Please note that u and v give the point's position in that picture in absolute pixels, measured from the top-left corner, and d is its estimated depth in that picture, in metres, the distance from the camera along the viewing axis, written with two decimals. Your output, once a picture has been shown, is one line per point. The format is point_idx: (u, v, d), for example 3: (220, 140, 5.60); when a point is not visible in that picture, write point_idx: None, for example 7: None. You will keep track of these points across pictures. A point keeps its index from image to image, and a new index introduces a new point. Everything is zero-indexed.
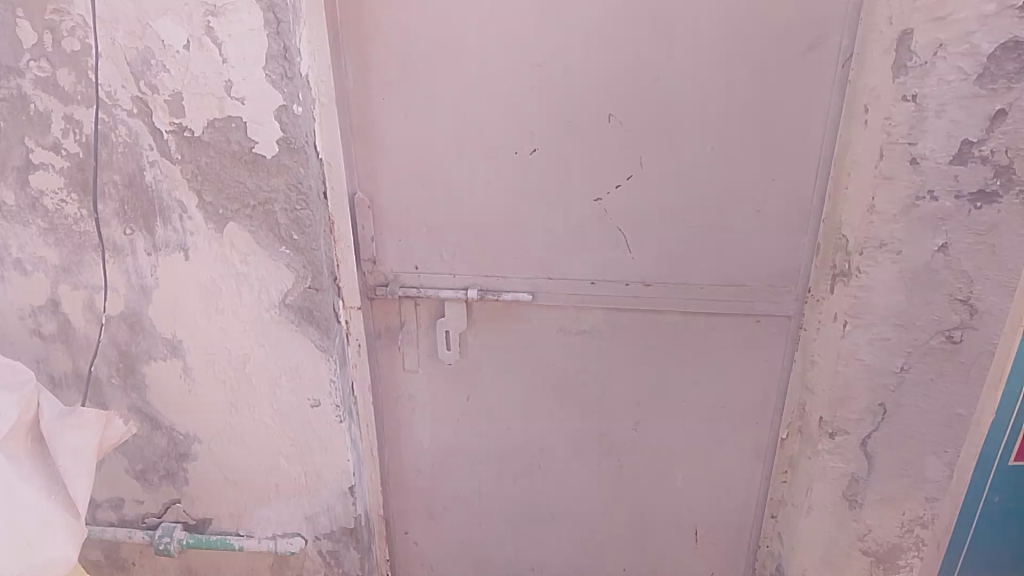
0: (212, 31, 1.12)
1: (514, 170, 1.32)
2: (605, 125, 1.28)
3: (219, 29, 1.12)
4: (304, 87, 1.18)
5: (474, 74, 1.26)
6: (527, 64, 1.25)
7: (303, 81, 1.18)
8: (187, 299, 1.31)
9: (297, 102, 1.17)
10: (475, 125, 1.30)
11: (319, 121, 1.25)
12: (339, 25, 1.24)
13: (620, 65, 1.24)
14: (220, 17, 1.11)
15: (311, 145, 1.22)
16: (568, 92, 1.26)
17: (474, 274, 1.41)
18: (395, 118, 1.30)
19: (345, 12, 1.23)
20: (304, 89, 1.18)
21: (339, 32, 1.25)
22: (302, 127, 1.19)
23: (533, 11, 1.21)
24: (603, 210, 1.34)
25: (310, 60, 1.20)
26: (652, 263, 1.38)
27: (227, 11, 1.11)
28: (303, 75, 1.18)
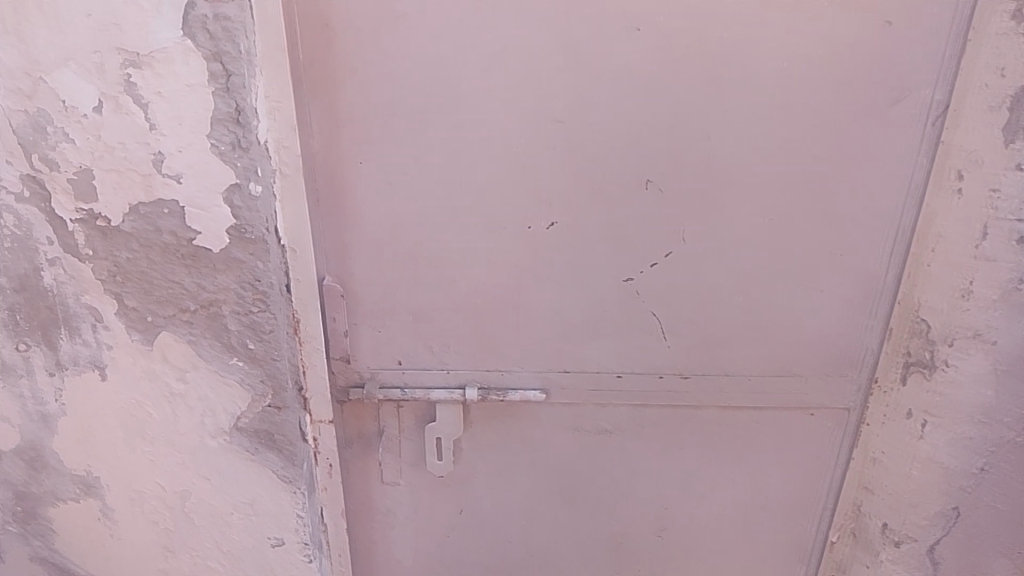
0: (133, 88, 0.82)
1: (523, 246, 1.06)
2: (639, 192, 1.02)
3: (142, 86, 0.82)
4: (264, 158, 0.89)
5: (475, 132, 0.99)
6: (543, 118, 0.98)
7: (261, 150, 0.88)
8: (106, 426, 1.00)
9: (255, 178, 0.88)
10: (476, 193, 1.03)
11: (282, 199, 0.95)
12: (303, 71, 0.96)
13: (660, 119, 0.98)
14: (144, 70, 0.82)
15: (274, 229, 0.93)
16: (594, 153, 1.00)
17: (471, 369, 1.13)
18: (374, 184, 1.03)
19: (308, 57, 0.96)
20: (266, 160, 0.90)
21: (301, 78, 0.96)
22: (263, 211, 0.90)
23: (550, 54, 0.95)
24: (634, 294, 1.08)
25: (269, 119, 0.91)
26: (691, 353, 1.12)
27: (154, 61, 0.81)
28: (264, 142, 0.89)
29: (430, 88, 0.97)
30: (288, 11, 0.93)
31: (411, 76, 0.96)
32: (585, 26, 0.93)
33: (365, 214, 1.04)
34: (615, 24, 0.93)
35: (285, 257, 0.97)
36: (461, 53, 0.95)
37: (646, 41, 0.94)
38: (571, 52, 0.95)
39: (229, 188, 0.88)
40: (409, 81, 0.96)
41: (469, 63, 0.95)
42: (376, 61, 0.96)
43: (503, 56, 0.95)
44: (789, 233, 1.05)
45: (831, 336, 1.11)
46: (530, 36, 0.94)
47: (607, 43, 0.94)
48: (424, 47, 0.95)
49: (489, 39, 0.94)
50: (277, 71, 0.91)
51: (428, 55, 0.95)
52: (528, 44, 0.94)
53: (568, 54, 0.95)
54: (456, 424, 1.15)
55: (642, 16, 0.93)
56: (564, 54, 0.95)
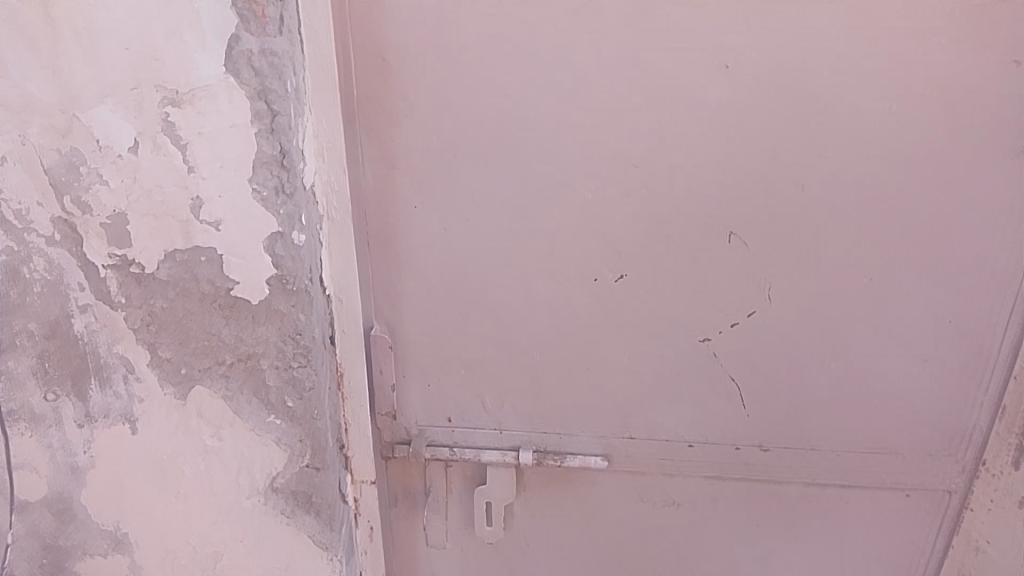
0: (172, 128, 0.75)
1: (590, 299, 0.96)
2: (722, 245, 0.92)
3: (181, 125, 0.75)
4: (307, 205, 0.82)
5: (540, 175, 0.90)
6: (615, 162, 0.89)
7: (306, 196, 0.82)
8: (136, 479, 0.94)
9: (298, 228, 0.81)
10: (540, 241, 0.93)
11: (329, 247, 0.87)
12: (356, 108, 0.89)
13: (747, 166, 0.88)
14: (184, 108, 0.74)
15: (315, 279, 0.85)
16: (672, 201, 0.90)
17: (527, 431, 1.03)
18: (429, 229, 0.95)
19: (365, 92, 0.89)
20: (309, 207, 0.82)
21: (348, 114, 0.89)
22: (304, 261, 0.83)
23: (627, 92, 0.86)
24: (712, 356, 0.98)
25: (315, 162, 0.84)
26: (773, 423, 1.01)
27: (195, 99, 0.74)
28: (307, 188, 0.82)
29: (492, 128, 0.88)
30: (342, 44, 0.85)
31: (473, 114, 0.88)
32: (666, 63, 0.84)
33: (418, 260, 0.96)
34: (701, 61, 0.83)
35: (329, 305, 0.89)
36: (527, 91, 0.86)
37: (735, 80, 0.84)
38: (651, 91, 0.85)
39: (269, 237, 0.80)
40: (468, 120, 0.88)
41: (536, 101, 0.87)
42: (436, 99, 0.88)
43: (574, 94, 0.86)
44: (887, 295, 0.93)
45: (931, 410, 0.99)
46: (604, 73, 0.85)
47: (690, 82, 0.84)
48: (487, 83, 0.86)
49: (559, 75, 0.85)
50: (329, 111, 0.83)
51: (491, 92, 0.87)
52: (602, 82, 0.85)
53: (647, 94, 0.85)
54: (510, 487, 1.06)
55: (731, 52, 0.83)
56: (642, 93, 0.85)
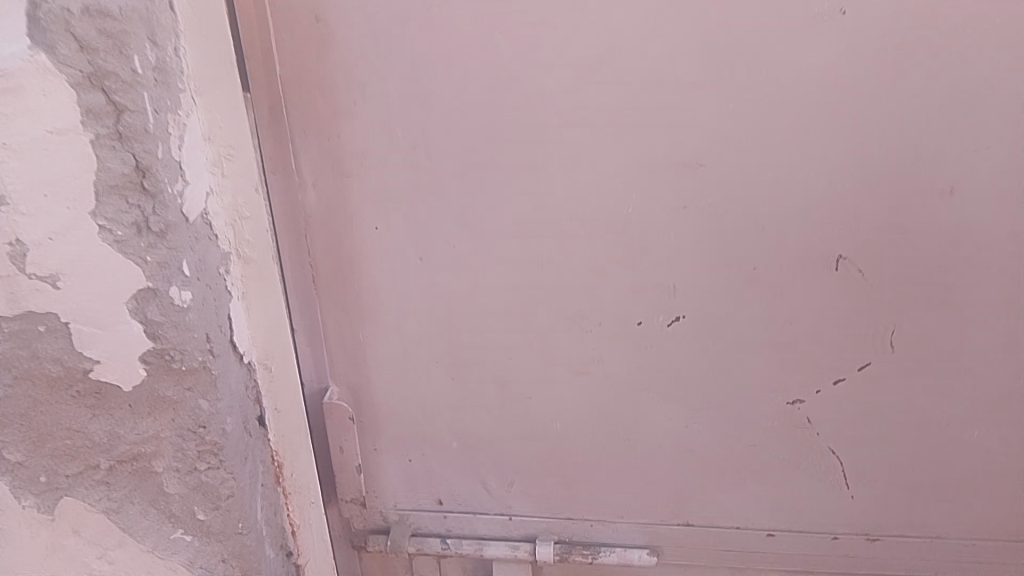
0: None
1: (630, 351, 0.67)
2: (823, 276, 0.63)
3: None
4: (192, 246, 0.53)
5: (555, 181, 0.62)
6: (666, 162, 0.60)
7: (190, 231, 0.53)
8: None
9: (178, 279, 0.52)
10: (560, 274, 0.65)
11: (246, 294, 0.59)
12: (279, 88, 0.61)
13: (865, 162, 0.58)
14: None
15: (219, 349, 0.56)
16: (751, 215, 0.61)
17: (544, 518, 0.76)
18: (397, 258, 0.66)
19: (290, 68, 0.60)
20: (197, 248, 0.53)
21: (260, 99, 0.61)
22: (195, 328, 0.54)
23: (686, 60, 0.56)
24: (803, 425, 0.69)
25: (211, 178, 0.54)
26: (885, 507, 0.72)
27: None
28: (190, 220, 0.53)
29: (483, 116, 0.60)
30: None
31: (455, 95, 0.59)
32: (749, 11, 0.54)
33: (384, 300, 0.68)
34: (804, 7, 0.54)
35: (251, 377, 0.60)
36: (535, 59, 0.58)
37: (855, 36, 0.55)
38: (723, 57, 0.56)
39: (132, 300, 0.51)
40: (444, 103, 0.60)
41: (548, 76, 0.58)
42: (396, 74, 0.59)
43: (607, 62, 0.57)
44: None
45: None
46: (654, 29, 0.56)
47: (783, 40, 0.55)
48: (478, 50, 0.58)
49: (582, 36, 0.56)
50: (230, 100, 0.56)
51: (481, 63, 0.58)
52: (648, 43, 0.56)
53: (717, 61, 0.56)
54: None
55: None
56: (710, 60, 0.56)
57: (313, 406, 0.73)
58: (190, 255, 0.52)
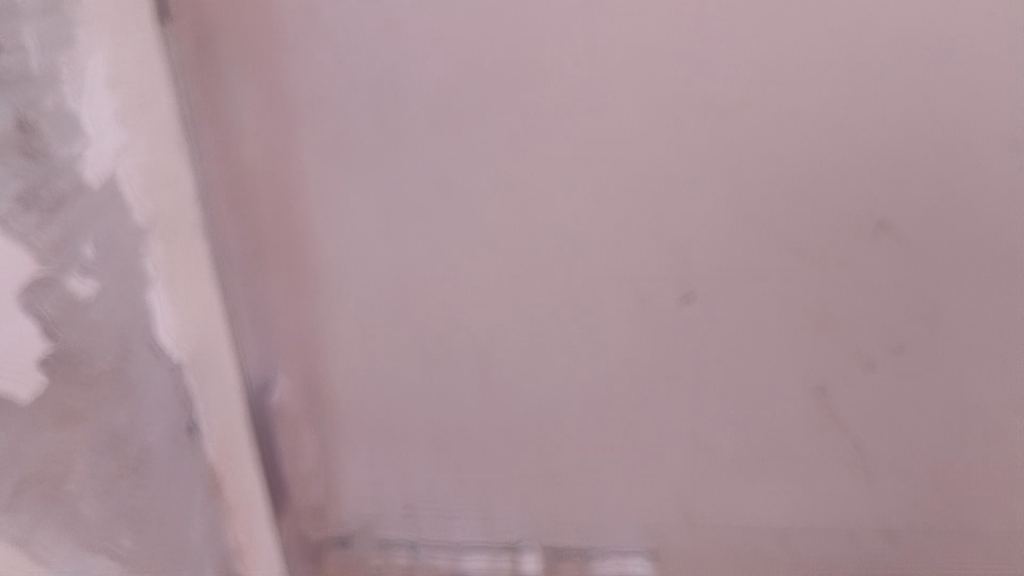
0: None
1: (634, 337, 0.56)
2: (867, 243, 0.51)
3: None
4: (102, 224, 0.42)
5: (556, 136, 0.49)
6: (698, 111, 0.47)
7: (92, 204, 0.41)
8: None
9: (78, 267, 0.41)
10: (554, 248, 0.53)
11: (171, 278, 0.47)
12: (204, 11, 0.47)
13: (960, 110, 0.45)
14: None
15: (138, 346, 0.47)
16: (796, 176, 0.49)
17: (531, 524, 0.67)
18: (353, 232, 0.54)
19: None
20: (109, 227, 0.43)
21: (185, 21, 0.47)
22: (106, 323, 0.44)
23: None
24: (839, 424, 0.58)
25: (120, 137, 0.42)
26: (916, 505, 0.62)
27: None
28: (97, 191, 0.42)
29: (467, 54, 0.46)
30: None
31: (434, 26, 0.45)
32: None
33: (334, 273, 0.56)
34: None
35: (180, 379, 0.50)
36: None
37: None
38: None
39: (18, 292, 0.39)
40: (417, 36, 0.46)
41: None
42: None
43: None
44: None
45: None
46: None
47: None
48: None
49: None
50: (145, 33, 0.43)
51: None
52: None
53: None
54: None
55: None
56: None
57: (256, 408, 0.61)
58: (96, 235, 0.42)
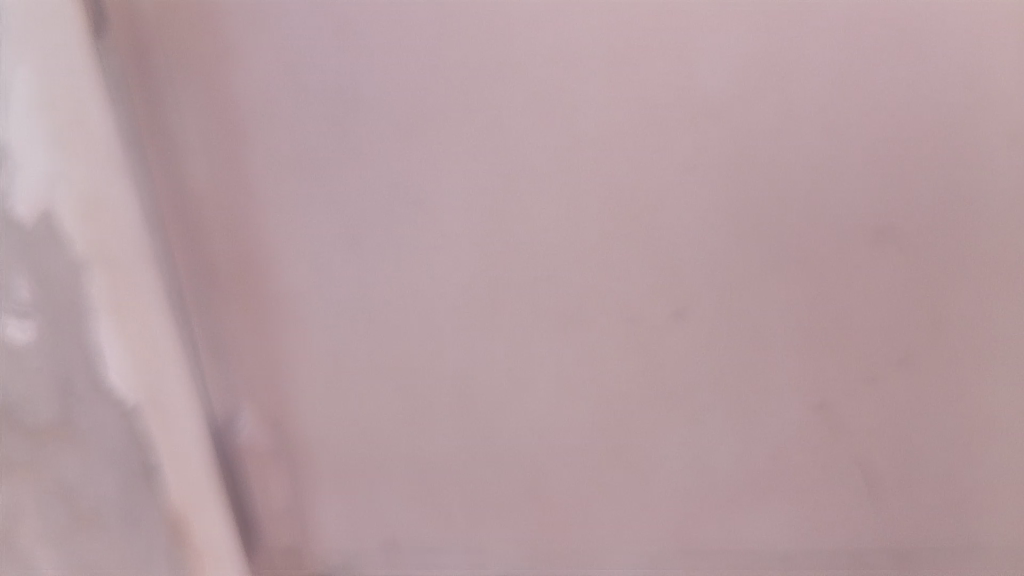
0: None
1: (625, 356, 0.53)
2: (862, 237, 0.47)
3: None
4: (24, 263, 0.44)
5: (521, 136, 0.47)
6: (673, 103, 0.45)
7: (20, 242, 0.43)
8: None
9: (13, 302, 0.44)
10: (531, 260, 0.50)
11: (114, 313, 0.46)
12: (142, 17, 0.46)
13: (948, 90, 0.43)
14: None
15: (79, 391, 0.47)
16: (784, 176, 0.46)
17: (517, 563, 0.61)
18: (313, 245, 0.51)
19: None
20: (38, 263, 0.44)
21: (124, 30, 0.46)
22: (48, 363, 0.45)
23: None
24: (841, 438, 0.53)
25: (50, 163, 0.43)
26: (932, 528, 0.55)
27: None
28: (25, 227, 0.43)
29: (427, 46, 0.45)
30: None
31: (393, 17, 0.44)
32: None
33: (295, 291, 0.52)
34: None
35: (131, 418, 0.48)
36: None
37: None
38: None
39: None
40: (377, 28, 0.45)
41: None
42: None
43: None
44: None
45: None
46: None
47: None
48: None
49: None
50: (65, 53, 0.41)
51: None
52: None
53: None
54: None
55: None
56: None
57: (219, 441, 0.58)
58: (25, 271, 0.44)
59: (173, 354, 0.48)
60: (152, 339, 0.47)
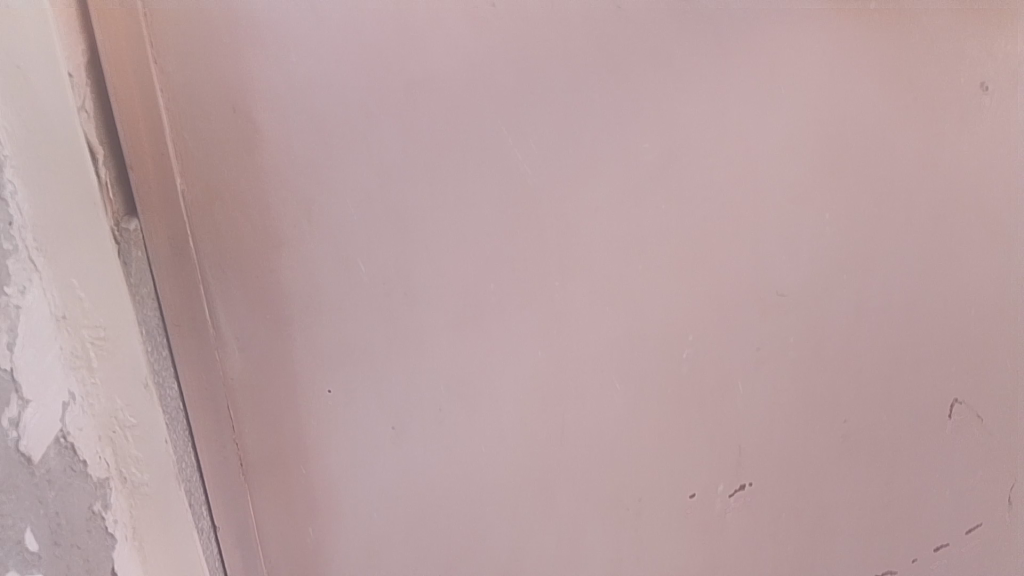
0: None
1: (672, 525, 0.54)
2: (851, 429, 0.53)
3: None
4: (31, 505, 0.33)
5: (585, 323, 0.47)
6: (719, 290, 0.48)
7: (49, 480, 0.34)
8: None
9: (20, 564, 0.33)
10: (580, 435, 0.50)
11: (153, 530, 0.41)
12: (182, 221, 0.42)
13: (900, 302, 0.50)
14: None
15: None
16: (805, 360, 0.51)
17: None
18: (367, 447, 0.49)
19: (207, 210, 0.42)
20: (49, 505, 0.34)
21: (152, 225, 0.42)
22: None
23: (755, 161, 0.45)
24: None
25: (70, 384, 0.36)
26: None
27: None
28: (33, 464, 0.33)
29: (485, 226, 0.44)
30: (119, 96, 0.39)
31: (456, 206, 0.44)
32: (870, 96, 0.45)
33: (342, 490, 0.50)
34: (855, 87, 0.45)
35: None
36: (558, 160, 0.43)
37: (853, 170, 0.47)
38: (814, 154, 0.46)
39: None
40: (438, 218, 0.44)
41: (579, 184, 0.44)
42: (377, 182, 0.43)
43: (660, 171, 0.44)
44: None
45: None
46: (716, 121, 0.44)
47: (845, 131, 0.46)
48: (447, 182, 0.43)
49: (636, 124, 0.43)
50: (96, 253, 0.36)
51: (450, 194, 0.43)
52: (717, 123, 0.44)
53: (790, 156, 0.45)
54: None
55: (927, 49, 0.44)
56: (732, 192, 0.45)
57: None
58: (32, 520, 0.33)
59: (200, 566, 0.44)
60: (190, 555, 0.43)
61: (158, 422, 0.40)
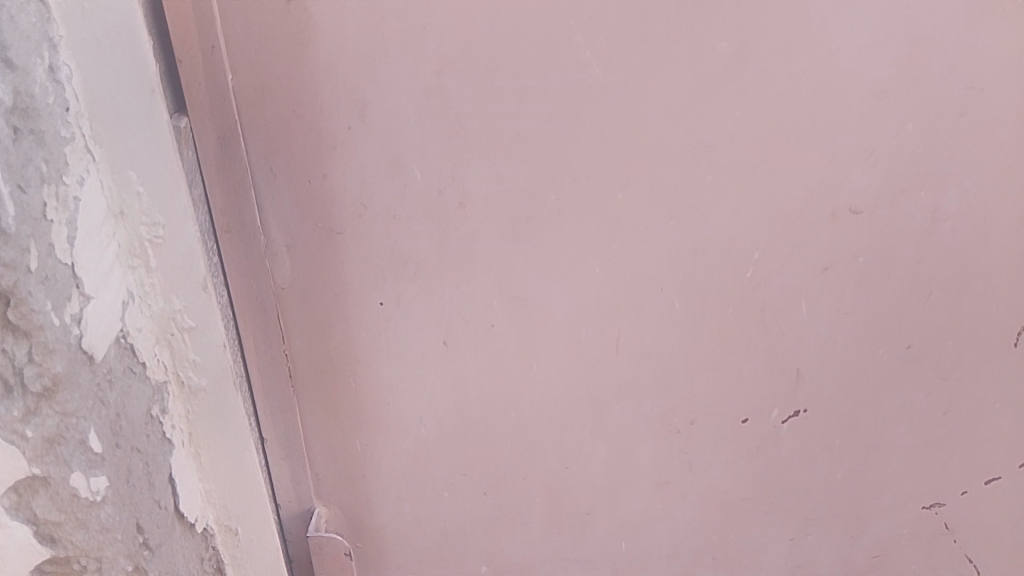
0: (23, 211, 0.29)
1: (720, 447, 0.52)
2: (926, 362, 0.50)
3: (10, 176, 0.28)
4: (95, 405, 0.33)
5: (644, 233, 0.45)
6: (792, 198, 0.45)
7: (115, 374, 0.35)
8: None
9: (93, 460, 0.33)
10: (633, 350, 0.49)
11: (205, 427, 0.42)
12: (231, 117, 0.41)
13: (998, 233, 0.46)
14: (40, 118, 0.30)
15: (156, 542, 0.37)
16: (881, 284, 0.47)
17: None
18: (414, 354, 0.48)
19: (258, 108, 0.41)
20: (112, 406, 0.34)
21: (200, 122, 0.41)
22: (111, 526, 0.34)
23: (839, 60, 0.41)
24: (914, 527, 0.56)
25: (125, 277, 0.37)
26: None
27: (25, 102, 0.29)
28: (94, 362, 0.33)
29: (546, 127, 0.42)
30: None
31: (514, 106, 0.42)
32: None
33: (388, 397, 0.50)
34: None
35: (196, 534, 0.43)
36: (625, 55, 0.41)
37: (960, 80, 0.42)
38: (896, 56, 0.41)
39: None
40: (496, 118, 0.42)
41: (643, 81, 0.41)
42: (430, 78, 0.41)
43: (738, 66, 0.41)
44: None
45: None
46: (803, 9, 0.40)
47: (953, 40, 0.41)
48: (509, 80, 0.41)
49: (714, 9, 0.40)
50: (156, 151, 0.36)
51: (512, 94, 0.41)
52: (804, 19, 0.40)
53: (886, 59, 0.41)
54: None
55: None
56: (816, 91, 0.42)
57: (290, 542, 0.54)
58: (98, 421, 0.33)
59: (253, 467, 0.44)
60: (242, 454, 0.44)
61: (213, 320, 0.40)
